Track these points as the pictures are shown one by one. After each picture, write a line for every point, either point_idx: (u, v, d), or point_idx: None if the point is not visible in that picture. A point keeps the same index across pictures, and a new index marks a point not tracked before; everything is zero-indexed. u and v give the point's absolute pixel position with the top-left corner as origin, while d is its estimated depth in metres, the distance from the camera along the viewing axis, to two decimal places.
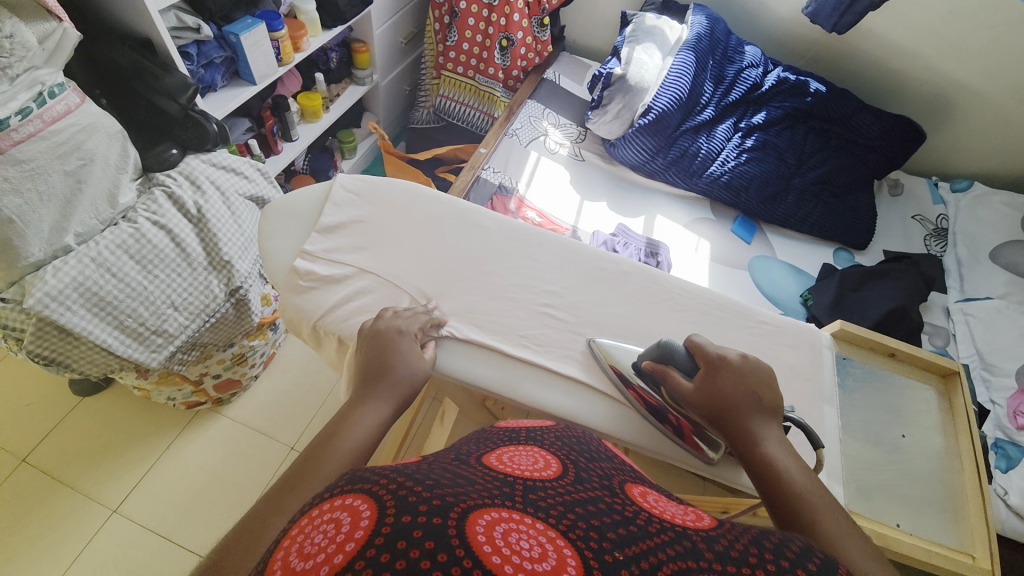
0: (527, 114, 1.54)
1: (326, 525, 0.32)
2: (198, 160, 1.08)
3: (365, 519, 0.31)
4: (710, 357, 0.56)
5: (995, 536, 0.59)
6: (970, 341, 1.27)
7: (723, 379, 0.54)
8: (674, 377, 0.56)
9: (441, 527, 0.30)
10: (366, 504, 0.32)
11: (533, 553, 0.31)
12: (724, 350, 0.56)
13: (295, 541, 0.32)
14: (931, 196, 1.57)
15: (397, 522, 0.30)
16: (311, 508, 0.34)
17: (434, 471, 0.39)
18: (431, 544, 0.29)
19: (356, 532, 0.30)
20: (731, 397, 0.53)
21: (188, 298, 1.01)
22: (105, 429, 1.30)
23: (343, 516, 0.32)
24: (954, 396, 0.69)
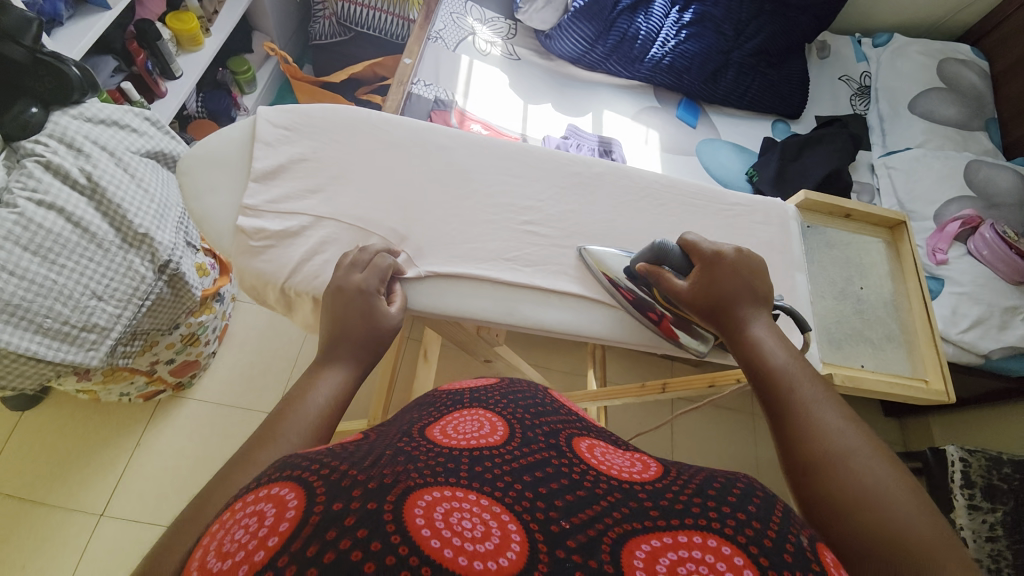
0: (448, 11, 1.36)
1: (248, 520, 0.30)
2: (69, 117, 0.89)
3: (292, 509, 0.30)
4: (705, 254, 0.55)
5: (944, 359, 0.68)
6: (893, 192, 1.38)
7: (719, 274, 0.54)
8: (668, 278, 0.56)
9: (375, 513, 0.30)
10: (294, 493, 0.31)
11: (475, 533, 0.31)
12: (719, 246, 0.56)
13: (217, 538, 0.31)
14: (855, 53, 1.60)
15: (327, 510, 0.29)
16: (240, 497, 0.33)
17: (372, 450, 0.38)
18: (363, 533, 0.28)
19: (283, 522, 0.29)
20: (728, 291, 0.54)
21: (111, 284, 0.88)
22: (60, 441, 1.19)
23: (268, 508, 0.31)
24: (902, 242, 0.75)
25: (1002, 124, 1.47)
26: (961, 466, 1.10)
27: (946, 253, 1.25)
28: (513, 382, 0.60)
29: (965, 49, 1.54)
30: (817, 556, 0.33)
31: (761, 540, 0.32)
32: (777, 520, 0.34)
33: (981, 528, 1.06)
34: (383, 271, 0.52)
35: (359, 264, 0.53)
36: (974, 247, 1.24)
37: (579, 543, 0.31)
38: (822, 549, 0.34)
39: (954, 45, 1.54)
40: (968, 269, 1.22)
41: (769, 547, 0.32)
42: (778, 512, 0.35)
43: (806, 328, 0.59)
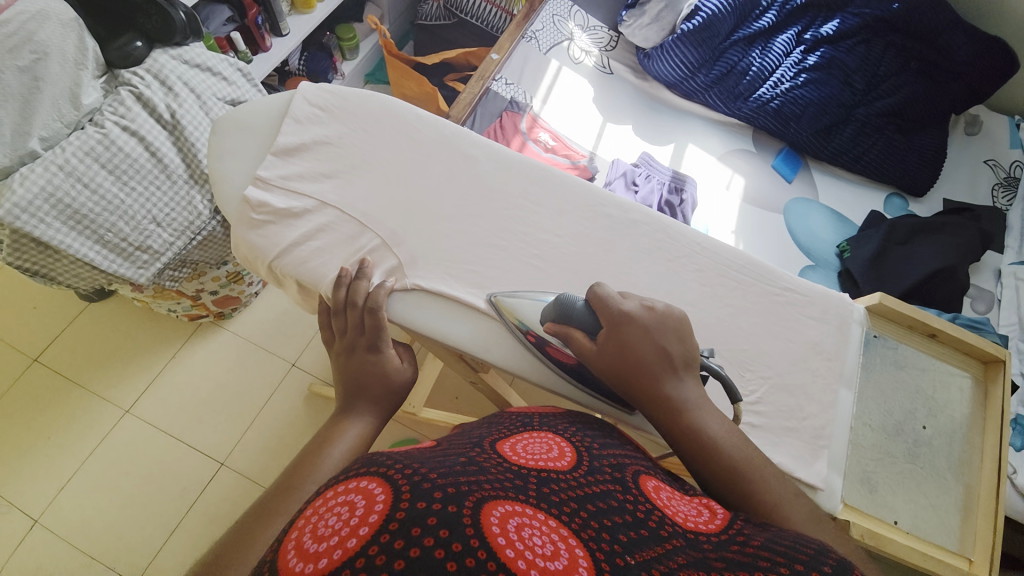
0: (551, 12, 1.32)
1: (340, 507, 0.29)
2: (168, 56, 0.96)
3: (380, 501, 0.28)
4: (611, 312, 0.49)
5: (1000, 542, 0.54)
6: (1016, 308, 1.14)
7: (625, 338, 0.48)
8: (576, 339, 0.49)
9: (456, 516, 0.27)
10: (381, 487, 0.29)
11: (546, 550, 0.28)
12: (624, 304, 0.49)
13: (308, 521, 0.29)
14: (1013, 138, 1.34)
15: (412, 507, 0.27)
16: (325, 489, 0.31)
17: (447, 456, 0.36)
18: (446, 533, 0.26)
19: (371, 515, 0.27)
20: (638, 357, 0.47)
21: (171, 214, 0.95)
22: (112, 337, 1.33)
23: (357, 499, 0.29)
24: (992, 386, 0.61)
25: None
26: None
27: None
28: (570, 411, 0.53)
29: None
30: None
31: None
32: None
33: None
34: (375, 325, 0.51)
35: (351, 305, 0.52)
36: None
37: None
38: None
39: None
40: None
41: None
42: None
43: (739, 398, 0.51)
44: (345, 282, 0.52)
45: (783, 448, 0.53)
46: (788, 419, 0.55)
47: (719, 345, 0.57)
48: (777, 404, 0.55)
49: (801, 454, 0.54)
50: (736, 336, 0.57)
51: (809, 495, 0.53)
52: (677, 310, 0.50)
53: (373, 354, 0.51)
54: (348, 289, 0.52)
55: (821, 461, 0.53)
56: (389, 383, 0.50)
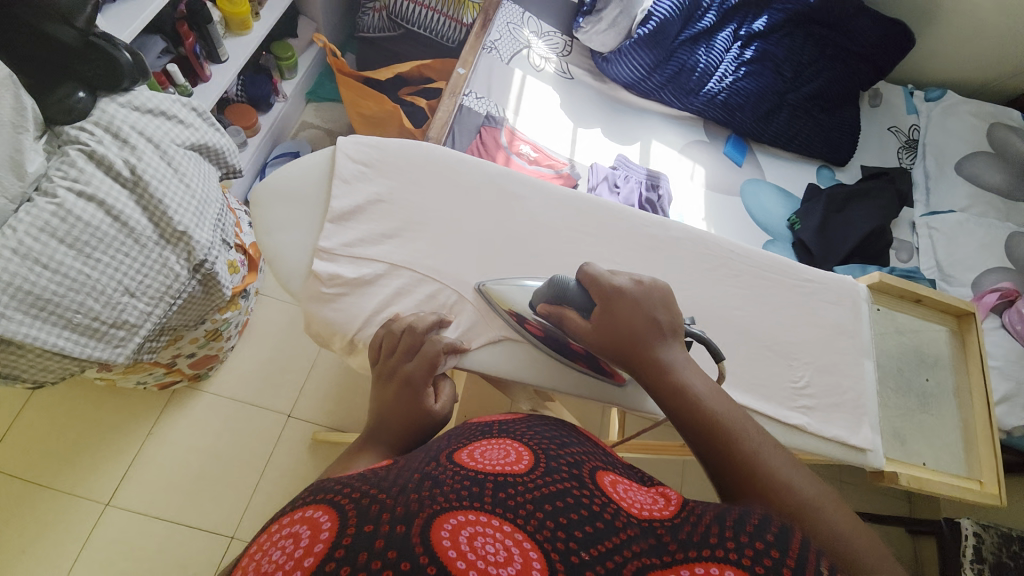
0: (505, 21, 1.32)
1: (285, 541, 0.33)
2: (116, 104, 0.85)
3: (325, 531, 0.32)
4: (603, 286, 0.51)
5: (1001, 463, 0.67)
6: (932, 253, 1.36)
7: (615, 310, 0.49)
8: (569, 316, 0.51)
9: (405, 537, 0.31)
10: (327, 515, 0.33)
11: (499, 557, 0.32)
12: (616, 279, 0.51)
13: (255, 557, 0.33)
14: (907, 105, 1.57)
15: (359, 533, 0.31)
16: (274, 523, 0.35)
17: (399, 472, 0.38)
18: (394, 555, 0.30)
19: (317, 543, 0.31)
20: (627, 328, 0.49)
21: (146, 281, 0.84)
22: (74, 422, 1.17)
23: (302, 529, 0.33)
24: (968, 334, 0.74)
25: None
26: (974, 541, 1.09)
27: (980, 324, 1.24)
28: (541, 418, 0.55)
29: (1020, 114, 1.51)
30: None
31: (779, 570, 0.31)
32: (795, 548, 0.33)
33: None
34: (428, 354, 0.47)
35: (407, 330, 0.49)
36: (1009, 320, 1.22)
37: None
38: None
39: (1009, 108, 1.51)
40: (1003, 343, 1.20)
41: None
42: (798, 541, 0.34)
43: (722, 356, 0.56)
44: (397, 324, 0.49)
45: (836, 422, 0.62)
46: (834, 396, 0.63)
47: (768, 341, 0.64)
48: (823, 384, 0.64)
49: (850, 424, 0.62)
50: (779, 330, 0.65)
51: (861, 456, 0.62)
52: (664, 283, 0.53)
53: (412, 387, 0.45)
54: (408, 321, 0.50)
55: (865, 426, 0.63)
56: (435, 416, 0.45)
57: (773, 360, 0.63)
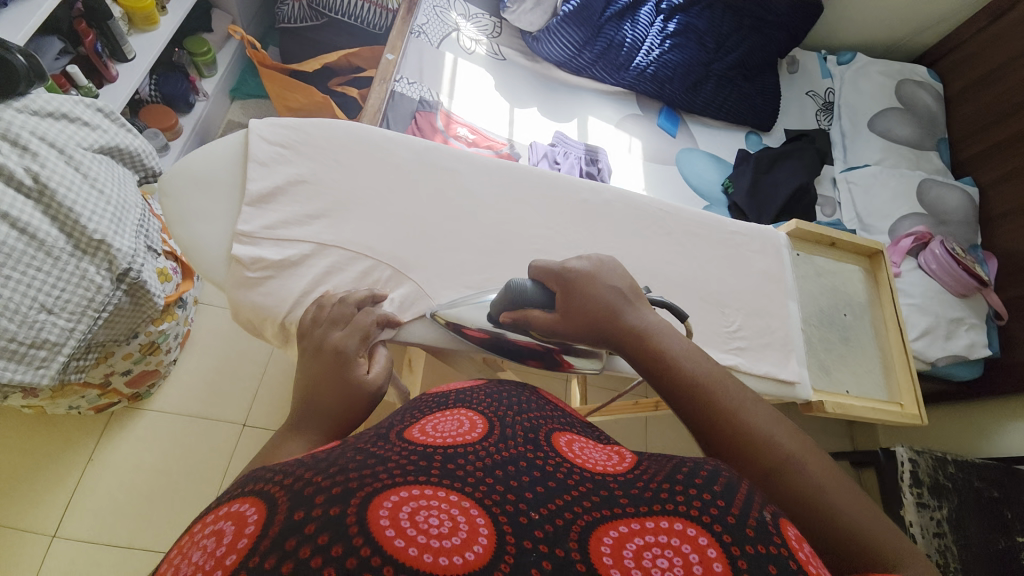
0: (431, 3, 1.29)
1: (208, 538, 0.28)
2: (11, 109, 0.77)
3: (251, 524, 0.28)
4: (561, 272, 0.51)
5: (917, 384, 0.73)
6: (852, 205, 1.47)
7: (580, 290, 0.50)
8: (532, 314, 0.51)
9: (339, 517, 0.28)
10: (255, 506, 0.29)
11: (442, 528, 0.29)
12: (570, 264, 0.52)
13: (175, 560, 0.29)
14: (822, 70, 1.68)
15: (289, 520, 0.27)
16: (199, 519, 0.31)
17: (341, 452, 0.35)
18: (325, 538, 0.26)
19: (240, 540, 0.27)
20: (597, 305, 0.49)
21: (65, 296, 0.78)
22: (3, 458, 1.09)
23: (227, 525, 0.29)
24: (879, 270, 0.80)
25: (951, 144, 1.57)
26: (911, 466, 1.15)
27: (899, 266, 1.34)
28: (501, 382, 0.56)
29: (922, 71, 1.63)
30: (780, 533, 0.32)
31: (724, 519, 0.32)
32: (742, 498, 0.33)
33: (930, 525, 1.10)
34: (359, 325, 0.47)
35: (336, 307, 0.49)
36: (924, 261, 1.32)
37: (546, 533, 0.30)
38: (785, 524, 0.33)
39: (912, 66, 1.63)
40: (919, 282, 1.31)
41: (733, 525, 0.31)
42: (743, 492, 0.34)
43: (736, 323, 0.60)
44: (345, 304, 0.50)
45: (766, 360, 0.66)
46: (764, 337, 0.67)
47: (701, 291, 0.67)
48: (753, 327, 0.68)
49: (779, 360, 0.67)
50: (710, 280, 0.68)
51: (791, 390, 0.66)
52: (614, 258, 0.54)
53: (343, 362, 0.45)
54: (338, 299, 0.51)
55: (792, 362, 0.67)
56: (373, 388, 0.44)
57: (706, 308, 0.66)
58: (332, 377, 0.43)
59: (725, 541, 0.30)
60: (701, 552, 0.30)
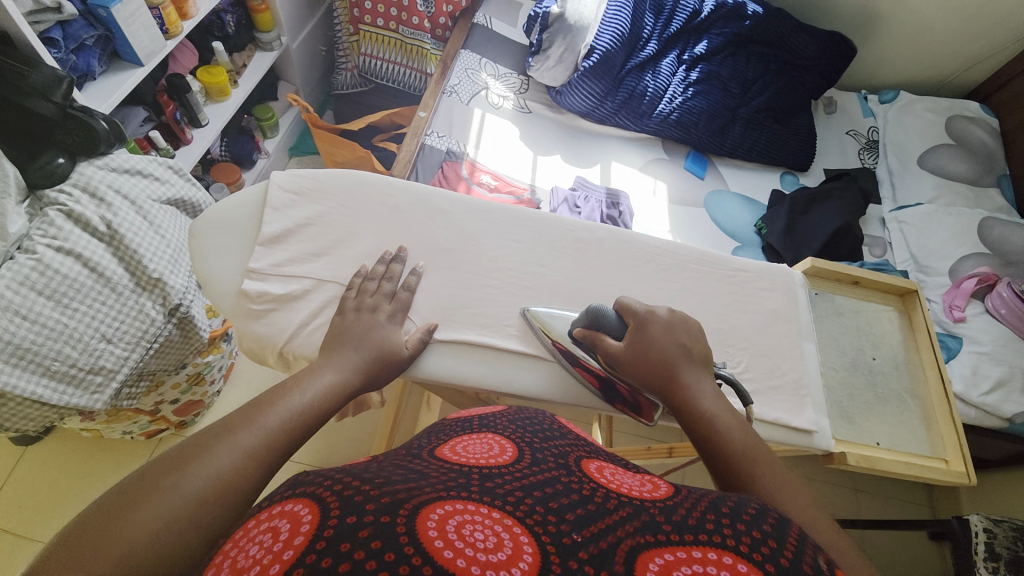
0: (463, 67, 1.42)
1: (263, 536, 0.30)
2: (95, 167, 0.93)
3: (306, 522, 0.30)
4: (636, 319, 0.58)
5: (964, 438, 0.66)
6: (905, 245, 1.36)
7: (650, 338, 0.56)
8: (604, 342, 0.57)
9: (389, 524, 0.29)
10: (308, 508, 0.31)
11: (488, 544, 0.30)
12: (650, 309, 0.58)
13: (229, 554, 0.30)
14: (862, 110, 1.62)
15: (342, 523, 0.29)
16: (253, 516, 0.33)
17: (384, 467, 0.39)
18: (378, 544, 0.28)
19: (296, 537, 0.28)
20: (663, 354, 0.55)
21: (122, 327, 0.87)
22: (61, 478, 1.20)
23: (282, 523, 0.30)
24: (914, 311, 0.74)
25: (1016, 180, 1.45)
26: (986, 538, 1.01)
27: (964, 310, 1.21)
28: (523, 410, 0.58)
29: (975, 106, 1.55)
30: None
31: (777, 559, 0.31)
32: (792, 542, 0.33)
33: None
34: (404, 298, 0.60)
35: (388, 276, 0.61)
36: (992, 304, 1.20)
37: (590, 554, 0.30)
38: (841, 572, 0.32)
39: (962, 103, 1.56)
40: (987, 328, 1.18)
41: (784, 566, 0.31)
42: (794, 534, 0.34)
43: (749, 402, 0.58)
44: (385, 260, 0.61)
45: (777, 405, 0.62)
46: (774, 378, 0.64)
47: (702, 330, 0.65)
48: (761, 368, 0.64)
49: (792, 406, 0.62)
50: (713, 319, 0.66)
51: (807, 438, 0.61)
52: (694, 319, 0.60)
53: (392, 322, 0.58)
54: (387, 265, 0.62)
55: (809, 409, 0.62)
56: (399, 363, 0.57)
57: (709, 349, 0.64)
58: (377, 332, 0.57)
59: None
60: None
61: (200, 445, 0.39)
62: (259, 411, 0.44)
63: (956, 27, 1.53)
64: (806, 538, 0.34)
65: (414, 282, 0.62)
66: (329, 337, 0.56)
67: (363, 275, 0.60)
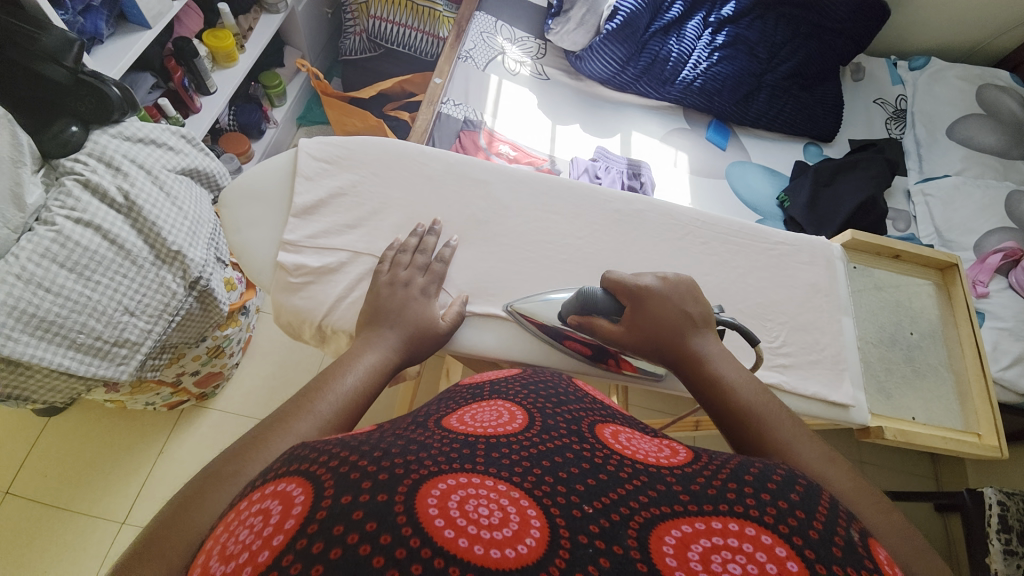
0: (478, 30, 1.36)
1: (254, 518, 0.27)
2: (108, 136, 0.90)
3: (298, 503, 0.27)
4: (633, 284, 0.55)
5: (998, 413, 0.69)
6: (930, 219, 1.33)
7: (647, 304, 0.54)
8: (599, 320, 0.56)
9: (386, 504, 0.26)
10: (300, 486, 0.28)
11: (492, 520, 0.27)
12: (645, 276, 0.56)
13: (218, 541, 0.28)
14: (891, 76, 1.55)
15: (335, 503, 0.26)
16: (244, 496, 0.30)
17: (381, 436, 0.34)
18: (373, 526, 0.25)
19: (288, 519, 0.26)
20: (660, 320, 0.53)
21: (144, 299, 0.86)
22: (87, 447, 1.22)
23: (273, 505, 0.28)
24: (953, 286, 0.77)
25: None
26: (999, 510, 1.03)
27: (987, 286, 1.20)
28: (538, 372, 0.52)
29: (1006, 75, 1.50)
30: (869, 552, 0.29)
31: (807, 532, 0.28)
32: (824, 512, 0.30)
33: None
34: (438, 272, 0.60)
35: (420, 249, 0.60)
36: (1016, 279, 1.18)
37: (602, 528, 0.28)
38: (875, 544, 0.30)
39: (995, 70, 1.50)
40: (1010, 304, 1.17)
41: (817, 540, 0.28)
42: (825, 504, 0.31)
43: (755, 340, 0.57)
44: (418, 233, 0.61)
45: (815, 379, 0.63)
46: (812, 353, 0.64)
47: (739, 304, 0.65)
48: (799, 343, 0.64)
49: (830, 381, 0.63)
50: (751, 292, 0.65)
51: (845, 413, 0.63)
52: (689, 278, 0.57)
53: (425, 297, 0.57)
54: (420, 239, 0.61)
55: (845, 383, 0.63)
56: (439, 336, 0.56)
57: (746, 323, 0.64)
58: (411, 308, 0.56)
59: (805, 553, 0.27)
60: (781, 563, 0.27)
61: (260, 437, 0.39)
62: (308, 400, 0.43)
63: None
64: (838, 506, 0.31)
65: (448, 254, 0.61)
66: (365, 312, 0.56)
67: (396, 247, 0.60)
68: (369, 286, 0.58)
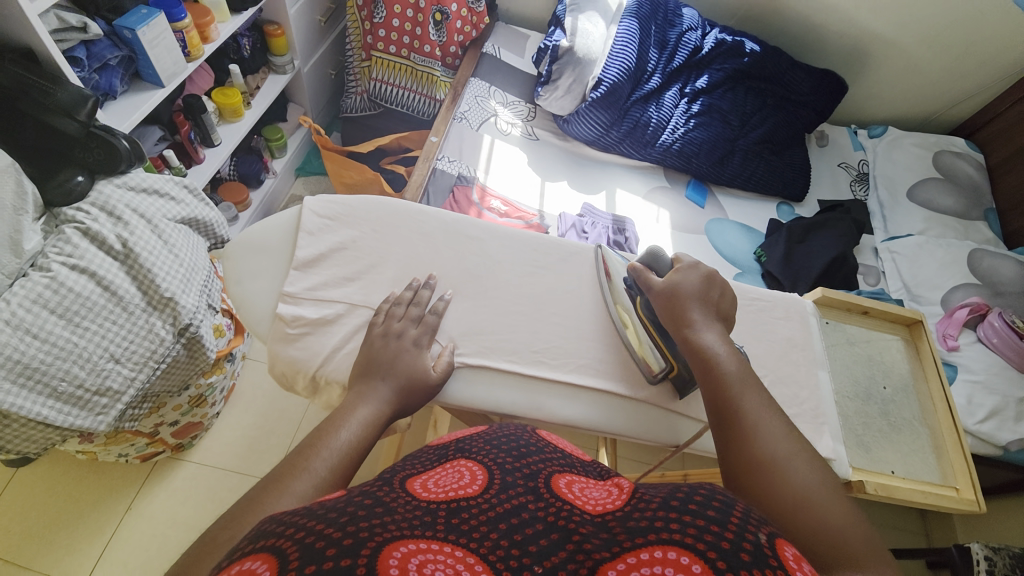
0: (473, 94, 1.46)
1: None
2: (112, 185, 0.93)
3: None
4: (682, 266, 0.63)
5: (973, 467, 0.71)
6: (899, 275, 1.40)
7: (682, 283, 0.62)
8: (647, 279, 0.64)
9: (350, 568, 0.27)
10: (266, 561, 0.28)
11: None
12: (696, 264, 0.63)
13: None
14: (853, 143, 1.69)
15: (300, 572, 0.26)
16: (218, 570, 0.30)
17: (347, 499, 0.35)
18: None
19: None
20: (688, 296, 0.60)
21: (131, 347, 0.86)
22: (51, 501, 1.15)
23: None
24: (920, 341, 0.81)
25: (1002, 215, 1.52)
26: (988, 566, 1.03)
27: (957, 339, 1.25)
28: (502, 427, 0.52)
29: (960, 142, 1.63)
30: (777, 554, 0.31)
31: (719, 545, 0.31)
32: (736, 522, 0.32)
33: None
34: (431, 324, 0.62)
35: (414, 301, 0.63)
36: (984, 334, 1.24)
37: None
38: (781, 543, 0.32)
39: (950, 139, 1.64)
40: (981, 357, 1.22)
41: (729, 549, 0.30)
42: (739, 513, 0.34)
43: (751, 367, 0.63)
44: (414, 287, 0.64)
45: None
46: (792, 407, 0.66)
47: None
48: (780, 396, 0.67)
49: (810, 434, 0.65)
50: None
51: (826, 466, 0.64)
52: (728, 285, 0.64)
53: (417, 348, 0.59)
54: (415, 292, 0.64)
55: (825, 437, 0.65)
56: (430, 387, 0.57)
57: None
58: (404, 361, 0.57)
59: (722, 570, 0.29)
60: None
61: (256, 500, 0.40)
62: (304, 457, 0.44)
63: (941, 70, 1.62)
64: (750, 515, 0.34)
65: (442, 307, 0.64)
66: (357, 366, 0.57)
67: (391, 300, 0.62)
68: (364, 338, 0.60)
